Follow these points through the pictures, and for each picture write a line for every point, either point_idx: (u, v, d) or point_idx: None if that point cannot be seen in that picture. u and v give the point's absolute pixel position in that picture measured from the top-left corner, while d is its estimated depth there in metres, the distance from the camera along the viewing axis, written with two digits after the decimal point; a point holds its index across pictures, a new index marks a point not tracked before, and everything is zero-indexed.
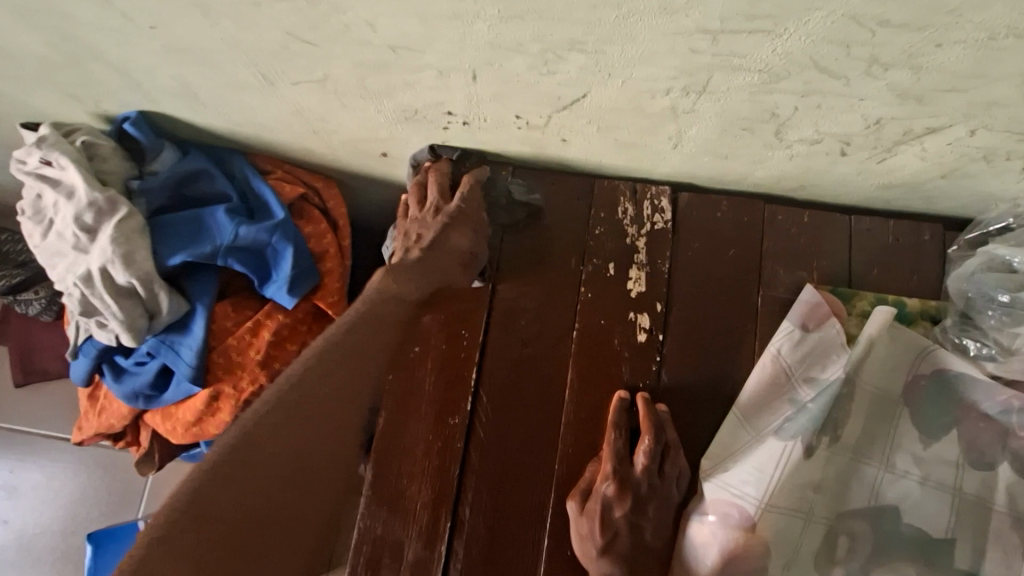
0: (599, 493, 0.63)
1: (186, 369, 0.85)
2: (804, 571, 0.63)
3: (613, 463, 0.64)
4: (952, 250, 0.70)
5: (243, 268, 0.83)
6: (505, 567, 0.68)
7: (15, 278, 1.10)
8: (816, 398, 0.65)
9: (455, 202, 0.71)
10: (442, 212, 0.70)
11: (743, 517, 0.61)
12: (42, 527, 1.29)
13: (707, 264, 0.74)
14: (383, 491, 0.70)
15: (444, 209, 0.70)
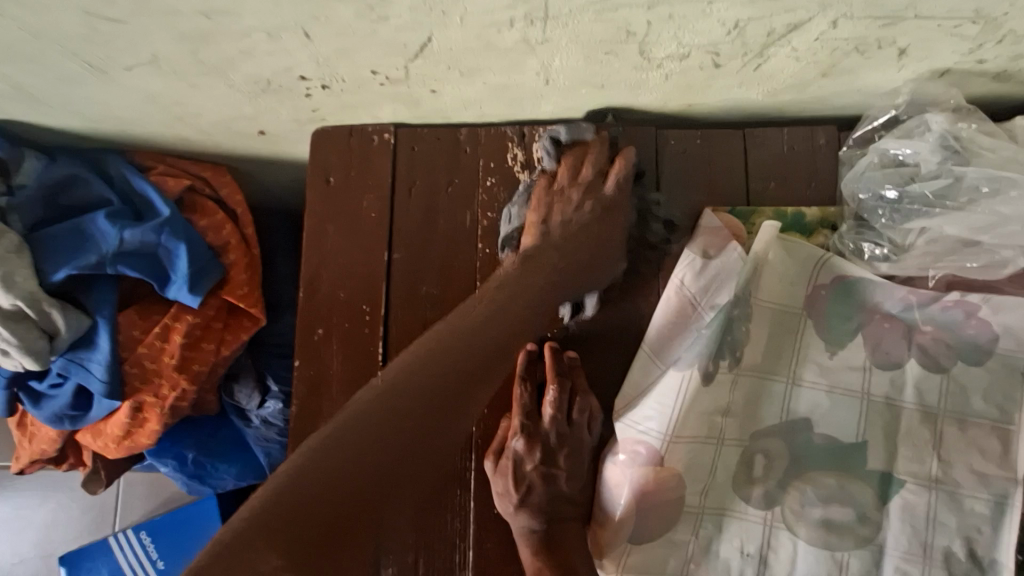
0: (511, 448, 0.63)
1: (98, 385, 0.82)
2: (723, 493, 0.64)
3: (522, 419, 0.63)
4: (843, 151, 0.68)
5: (135, 273, 0.79)
6: (434, 537, 0.67)
7: None
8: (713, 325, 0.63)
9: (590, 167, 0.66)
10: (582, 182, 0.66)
11: (652, 453, 0.62)
12: (20, 555, 1.29)
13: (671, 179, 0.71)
14: None
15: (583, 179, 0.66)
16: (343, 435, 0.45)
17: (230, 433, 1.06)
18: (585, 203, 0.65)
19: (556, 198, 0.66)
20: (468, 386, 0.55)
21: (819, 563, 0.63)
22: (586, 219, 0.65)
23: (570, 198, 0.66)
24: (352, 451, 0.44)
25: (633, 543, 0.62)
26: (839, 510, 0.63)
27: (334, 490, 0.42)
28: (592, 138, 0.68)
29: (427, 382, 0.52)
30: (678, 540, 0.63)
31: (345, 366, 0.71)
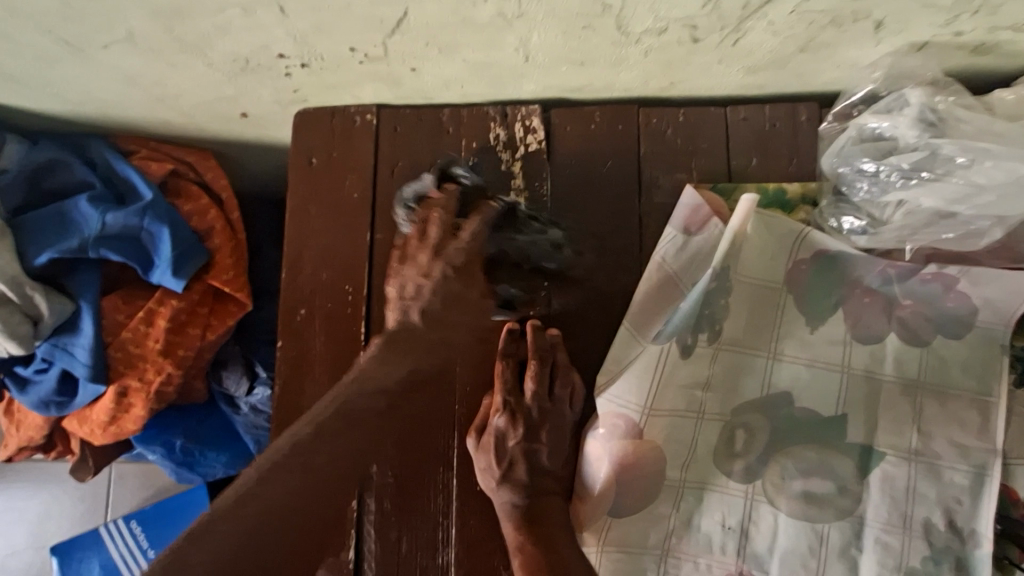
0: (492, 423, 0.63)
1: (83, 370, 0.81)
2: (703, 467, 0.65)
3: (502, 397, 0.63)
4: (823, 127, 0.68)
5: (118, 257, 0.79)
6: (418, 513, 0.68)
7: None
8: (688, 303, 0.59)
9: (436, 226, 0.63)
10: (445, 255, 0.62)
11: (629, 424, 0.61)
12: (11, 548, 1.28)
13: (569, 178, 0.72)
14: None
15: (447, 250, 0.63)
16: (219, 531, 0.52)
17: (219, 421, 1.06)
18: (466, 244, 0.63)
19: (412, 249, 0.64)
20: (317, 478, 0.57)
21: (799, 535, 0.63)
22: (440, 285, 0.62)
23: (427, 256, 0.63)
24: (224, 542, 0.52)
25: (615, 517, 0.63)
26: (819, 483, 0.64)
27: (221, 552, 0.51)
28: (452, 184, 0.66)
29: (305, 458, 0.56)
30: (659, 513, 0.64)
31: (328, 346, 0.71)
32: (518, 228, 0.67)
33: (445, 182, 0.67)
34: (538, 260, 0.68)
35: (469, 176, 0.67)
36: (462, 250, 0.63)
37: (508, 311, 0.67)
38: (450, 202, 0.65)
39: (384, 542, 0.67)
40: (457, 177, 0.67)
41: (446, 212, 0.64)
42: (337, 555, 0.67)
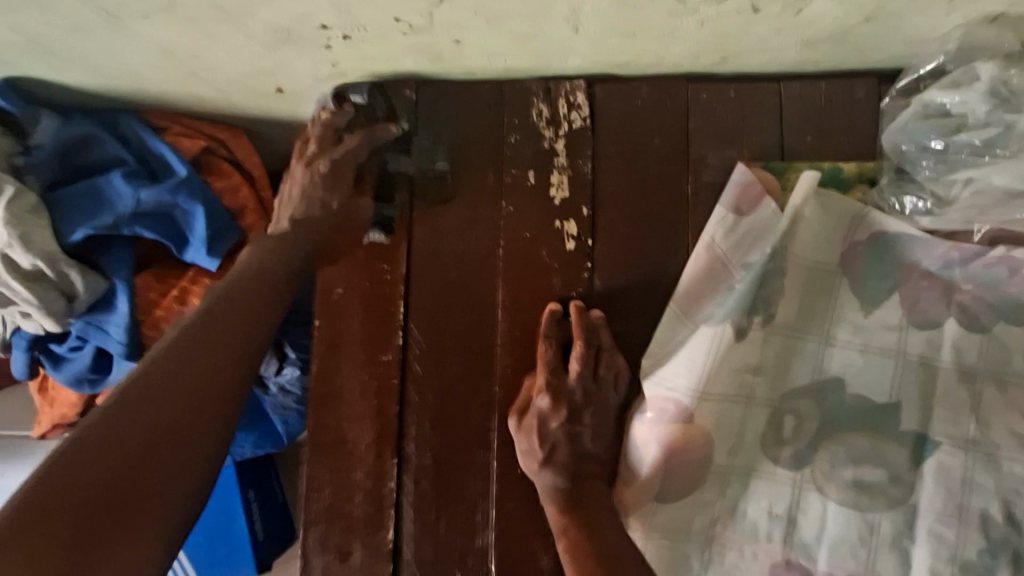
0: (536, 404, 0.62)
1: (118, 348, 0.81)
2: (750, 454, 0.63)
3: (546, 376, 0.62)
4: (885, 102, 0.65)
5: (153, 235, 0.78)
6: (452, 490, 0.67)
7: None
8: (746, 281, 0.62)
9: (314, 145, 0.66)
10: (311, 164, 0.65)
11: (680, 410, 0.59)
12: None
13: (441, 118, 0.72)
14: (322, 442, 0.69)
15: (315, 159, 0.65)
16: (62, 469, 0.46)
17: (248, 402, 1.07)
18: (296, 174, 0.66)
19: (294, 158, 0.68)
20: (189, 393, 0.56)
21: (849, 524, 0.61)
22: (303, 189, 0.65)
23: (303, 161, 0.66)
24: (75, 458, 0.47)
25: (661, 503, 0.61)
26: (871, 471, 0.62)
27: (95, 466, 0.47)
28: (348, 106, 0.70)
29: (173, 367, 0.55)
30: (704, 500, 0.62)
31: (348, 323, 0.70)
32: (409, 153, 0.72)
33: (341, 102, 0.71)
34: (416, 182, 0.72)
35: (364, 101, 0.71)
36: (332, 159, 0.65)
37: (382, 231, 0.70)
38: (335, 120, 0.68)
39: (421, 524, 0.67)
40: (352, 97, 0.71)
41: (332, 125, 0.67)
42: (374, 536, 0.67)
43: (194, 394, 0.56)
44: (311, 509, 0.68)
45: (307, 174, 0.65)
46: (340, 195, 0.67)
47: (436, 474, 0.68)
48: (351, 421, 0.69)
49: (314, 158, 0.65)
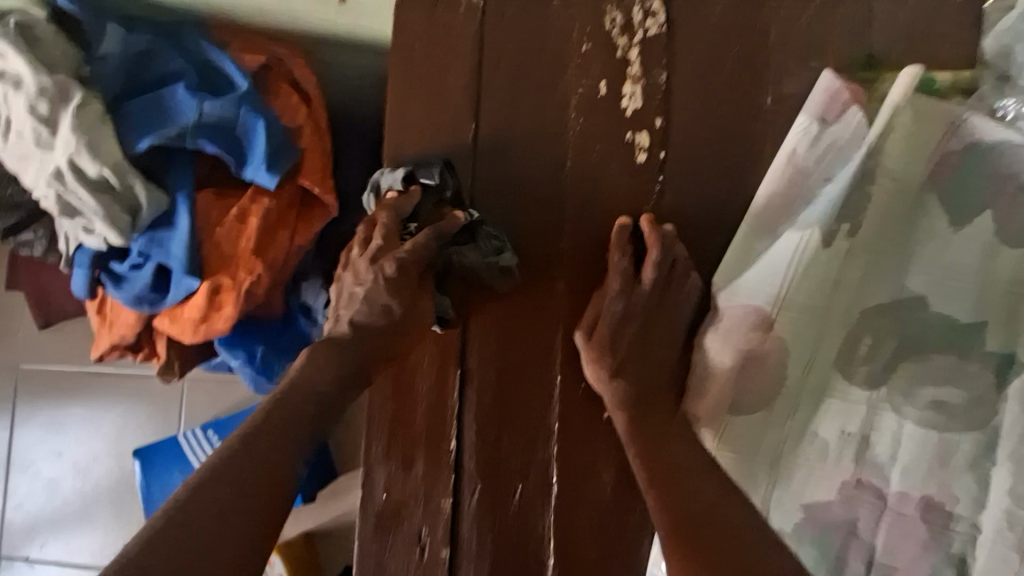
0: (610, 309, 0.61)
1: (179, 262, 0.82)
2: (824, 372, 0.61)
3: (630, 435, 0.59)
4: (989, 6, 0.63)
5: (216, 150, 0.78)
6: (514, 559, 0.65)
7: None
8: (839, 184, 0.60)
9: (377, 246, 0.63)
10: (376, 268, 0.63)
11: (760, 318, 0.58)
12: (95, 453, 1.46)
13: (501, 213, 0.69)
14: None
15: (380, 262, 0.63)
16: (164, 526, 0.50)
17: (295, 335, 1.07)
18: (358, 280, 0.64)
19: (355, 255, 0.66)
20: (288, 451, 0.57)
21: (925, 445, 0.60)
22: (370, 294, 0.63)
23: (369, 257, 0.63)
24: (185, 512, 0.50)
25: (734, 416, 0.59)
26: (950, 392, 0.60)
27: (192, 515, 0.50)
28: (416, 189, 0.66)
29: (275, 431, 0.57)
30: (776, 416, 0.60)
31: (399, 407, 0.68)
32: (475, 243, 0.65)
33: (408, 184, 0.67)
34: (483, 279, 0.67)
35: (434, 182, 0.66)
36: (399, 258, 0.62)
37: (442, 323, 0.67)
38: (402, 208, 0.65)
39: (485, 445, 0.67)
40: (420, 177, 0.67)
41: (396, 218, 0.64)
42: (437, 446, 0.67)
43: (261, 492, 0.54)
44: (374, 429, 0.68)
45: (373, 274, 0.62)
46: (405, 300, 0.63)
47: (500, 390, 0.67)
48: None
49: (379, 257, 0.63)
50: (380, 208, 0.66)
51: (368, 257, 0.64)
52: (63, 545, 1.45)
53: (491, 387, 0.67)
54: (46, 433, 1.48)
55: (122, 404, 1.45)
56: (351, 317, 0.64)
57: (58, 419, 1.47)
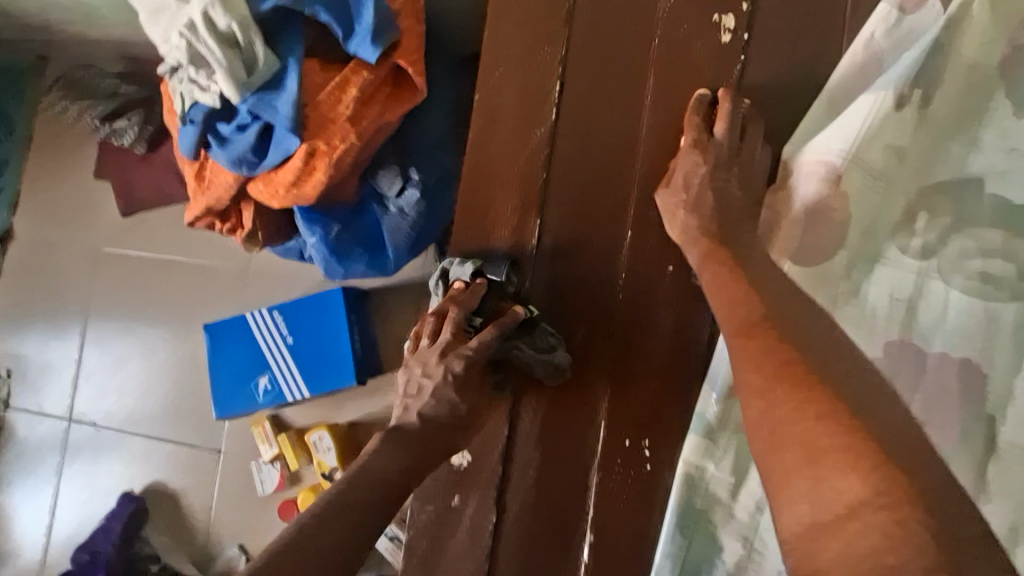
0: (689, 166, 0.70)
1: (284, 122, 0.91)
2: (880, 237, 0.66)
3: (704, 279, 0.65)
4: None
5: (328, 17, 0.88)
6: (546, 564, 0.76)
7: (115, 104, 1.47)
8: (914, 52, 0.64)
9: (445, 343, 0.74)
10: (445, 363, 0.74)
11: (830, 172, 0.64)
12: (156, 338, 1.55)
13: (547, 289, 0.77)
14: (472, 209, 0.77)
15: (449, 356, 0.74)
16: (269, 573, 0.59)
17: (365, 221, 1.15)
18: (429, 364, 0.75)
19: (424, 343, 0.77)
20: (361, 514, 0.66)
21: (970, 312, 0.65)
22: (439, 387, 0.74)
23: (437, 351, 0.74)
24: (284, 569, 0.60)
25: (796, 265, 0.66)
26: (999, 265, 0.65)
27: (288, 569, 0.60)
28: (481, 282, 0.74)
29: (348, 506, 0.66)
30: (833, 272, 0.66)
31: (453, 437, 0.75)
32: (531, 337, 0.74)
33: (474, 277, 0.75)
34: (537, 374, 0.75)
35: (500, 279, 0.75)
36: (466, 356, 0.73)
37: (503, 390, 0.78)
38: (468, 304, 0.74)
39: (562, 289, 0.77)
40: (487, 273, 0.75)
41: (462, 318, 0.74)
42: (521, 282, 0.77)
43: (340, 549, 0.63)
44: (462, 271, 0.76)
45: (442, 370, 0.74)
46: (468, 396, 0.74)
47: (579, 242, 0.76)
48: (503, 188, 0.77)
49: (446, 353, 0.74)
50: (446, 301, 0.75)
51: (437, 349, 0.75)
52: (126, 417, 1.57)
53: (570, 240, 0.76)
54: (114, 316, 1.58)
55: (183, 295, 1.53)
56: (419, 410, 0.75)
57: (126, 304, 1.58)
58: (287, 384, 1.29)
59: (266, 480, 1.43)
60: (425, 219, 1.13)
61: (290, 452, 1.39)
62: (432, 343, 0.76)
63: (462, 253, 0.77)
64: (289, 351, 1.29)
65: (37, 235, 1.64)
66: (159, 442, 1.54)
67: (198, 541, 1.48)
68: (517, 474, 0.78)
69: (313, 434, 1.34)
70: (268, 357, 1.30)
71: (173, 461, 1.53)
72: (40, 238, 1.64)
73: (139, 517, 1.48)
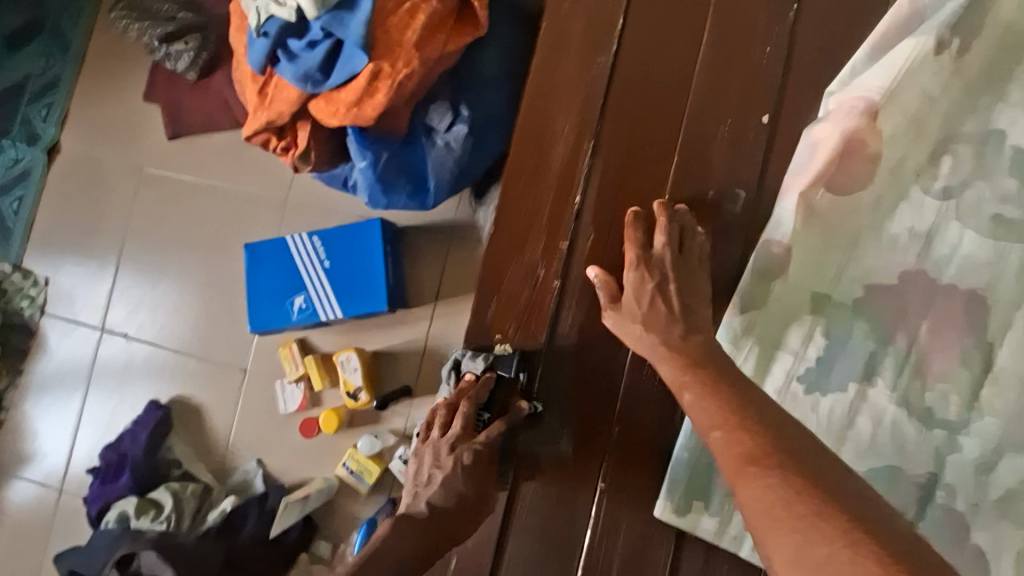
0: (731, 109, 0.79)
1: (355, 40, 0.97)
2: (907, 177, 0.72)
3: (608, 296, 0.78)
4: None
5: None
6: (572, 484, 0.86)
7: (169, 28, 1.55)
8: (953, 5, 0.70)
9: (457, 435, 0.84)
10: (458, 453, 0.83)
11: (869, 106, 0.71)
12: (192, 257, 1.61)
13: (552, 386, 0.87)
14: (529, 132, 0.83)
15: (459, 449, 0.84)
16: None
17: (412, 153, 1.20)
18: (442, 453, 0.84)
19: (437, 427, 0.86)
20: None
21: (981, 249, 0.72)
22: (445, 482, 0.83)
23: (449, 444, 0.84)
24: None
25: (829, 193, 0.72)
26: (1010, 210, 0.71)
27: None
28: (491, 375, 0.85)
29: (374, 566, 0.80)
30: (861, 203, 0.72)
31: (460, 525, 0.84)
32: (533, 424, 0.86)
33: (485, 370, 0.86)
34: (540, 461, 0.87)
35: (511, 374, 0.86)
36: (475, 450, 0.84)
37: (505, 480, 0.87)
38: (479, 396, 0.84)
39: (603, 215, 0.83)
40: (497, 369, 0.86)
41: (473, 412, 0.84)
42: (564, 203, 0.83)
43: None
44: (515, 187, 0.85)
45: (453, 460, 0.83)
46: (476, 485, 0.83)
47: (622, 173, 0.82)
48: (560, 112, 0.83)
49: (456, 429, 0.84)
50: (458, 395, 0.86)
51: (448, 441, 0.85)
52: (156, 330, 1.63)
53: (614, 169, 0.82)
54: (153, 232, 1.64)
55: (225, 219, 1.59)
56: (429, 499, 0.84)
57: (168, 223, 1.64)
58: (321, 303, 1.36)
59: (290, 399, 1.50)
60: (471, 156, 1.18)
61: (316, 372, 1.47)
62: (444, 434, 0.86)
63: (480, 343, 0.87)
64: (325, 274, 1.36)
65: (89, 150, 1.70)
66: (187, 358, 1.59)
67: (218, 454, 1.54)
68: (552, 371, 0.87)
69: (341, 354, 1.42)
70: (304, 277, 1.37)
71: (199, 377, 1.58)
72: (91, 153, 1.69)
73: (163, 425, 1.53)
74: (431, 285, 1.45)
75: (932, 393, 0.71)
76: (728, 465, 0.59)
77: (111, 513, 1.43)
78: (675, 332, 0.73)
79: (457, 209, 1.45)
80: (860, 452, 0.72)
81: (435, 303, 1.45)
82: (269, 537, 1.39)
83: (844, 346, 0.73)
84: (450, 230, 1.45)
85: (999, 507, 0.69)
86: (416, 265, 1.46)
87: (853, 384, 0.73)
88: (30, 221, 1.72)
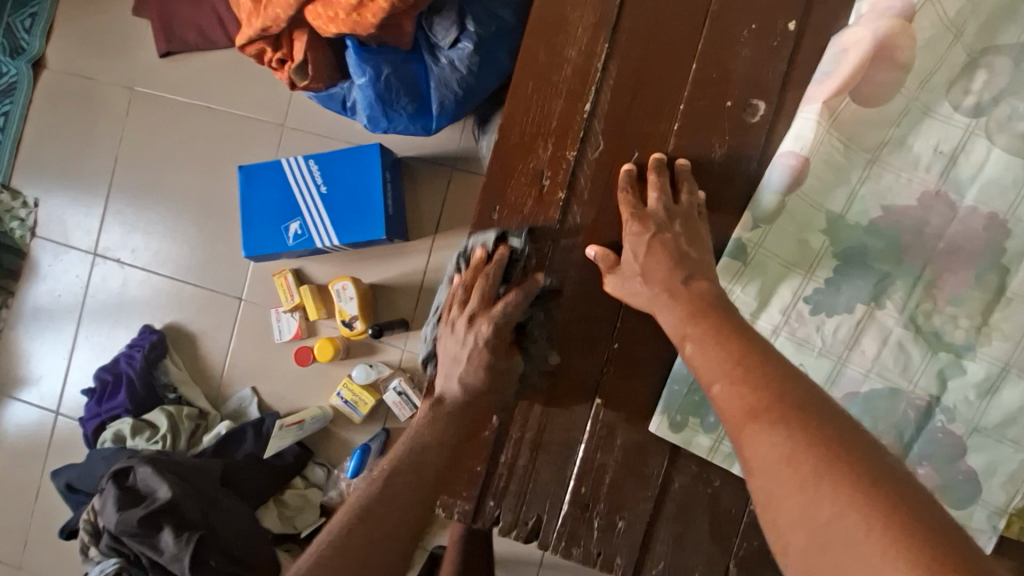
0: (761, 10, 0.73)
1: None
2: (937, 90, 0.69)
3: (628, 210, 0.73)
4: None
5: None
6: (558, 449, 0.77)
7: None
8: None
9: (477, 301, 0.76)
10: (476, 323, 0.76)
11: (906, 10, 0.67)
12: (183, 183, 1.57)
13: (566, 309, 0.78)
14: (541, 27, 0.77)
15: (477, 319, 0.76)
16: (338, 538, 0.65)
17: (414, 70, 1.15)
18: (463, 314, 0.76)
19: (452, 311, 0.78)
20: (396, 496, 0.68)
21: (1007, 168, 0.68)
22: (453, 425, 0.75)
23: (469, 316, 0.76)
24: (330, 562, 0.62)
25: (853, 103, 0.69)
26: None
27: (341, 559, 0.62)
28: (503, 248, 0.77)
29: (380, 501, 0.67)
30: (886, 116, 0.69)
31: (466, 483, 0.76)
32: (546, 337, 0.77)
33: (497, 242, 0.78)
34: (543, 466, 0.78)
35: (520, 246, 0.77)
36: (494, 321, 0.75)
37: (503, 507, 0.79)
38: (494, 269, 0.76)
39: (617, 122, 0.76)
40: (509, 239, 0.78)
41: (487, 289, 0.76)
42: (575, 107, 0.77)
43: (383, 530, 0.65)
44: (522, 87, 0.77)
45: (471, 334, 0.75)
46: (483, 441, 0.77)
47: (638, 77, 0.75)
48: (575, 6, 0.76)
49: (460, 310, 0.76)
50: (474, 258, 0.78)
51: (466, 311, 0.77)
52: (149, 257, 1.60)
53: (628, 73, 0.76)
54: (144, 156, 1.60)
55: (220, 143, 1.54)
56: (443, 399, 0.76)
57: (161, 147, 1.58)
58: (317, 229, 1.33)
59: (285, 328, 1.48)
60: (476, 75, 1.12)
61: (312, 304, 1.45)
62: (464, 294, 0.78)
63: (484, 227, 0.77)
64: (322, 200, 1.32)
65: (78, 67, 1.63)
66: (182, 285, 1.57)
67: (213, 381, 1.54)
68: (554, 287, 0.78)
69: (337, 283, 1.39)
70: (300, 202, 1.33)
71: (195, 304, 1.56)
72: (80, 70, 1.63)
73: (158, 349, 1.52)
74: (432, 217, 1.42)
75: (941, 316, 0.70)
76: (732, 416, 0.54)
77: (107, 432, 1.45)
78: (678, 273, 0.68)
79: (460, 138, 1.41)
80: (862, 372, 0.71)
81: (434, 236, 1.42)
82: (264, 459, 1.41)
83: (852, 272, 0.71)
84: (453, 159, 1.41)
85: (997, 429, 0.68)
86: (418, 195, 1.43)
87: (861, 305, 0.71)
88: (19, 140, 1.67)
